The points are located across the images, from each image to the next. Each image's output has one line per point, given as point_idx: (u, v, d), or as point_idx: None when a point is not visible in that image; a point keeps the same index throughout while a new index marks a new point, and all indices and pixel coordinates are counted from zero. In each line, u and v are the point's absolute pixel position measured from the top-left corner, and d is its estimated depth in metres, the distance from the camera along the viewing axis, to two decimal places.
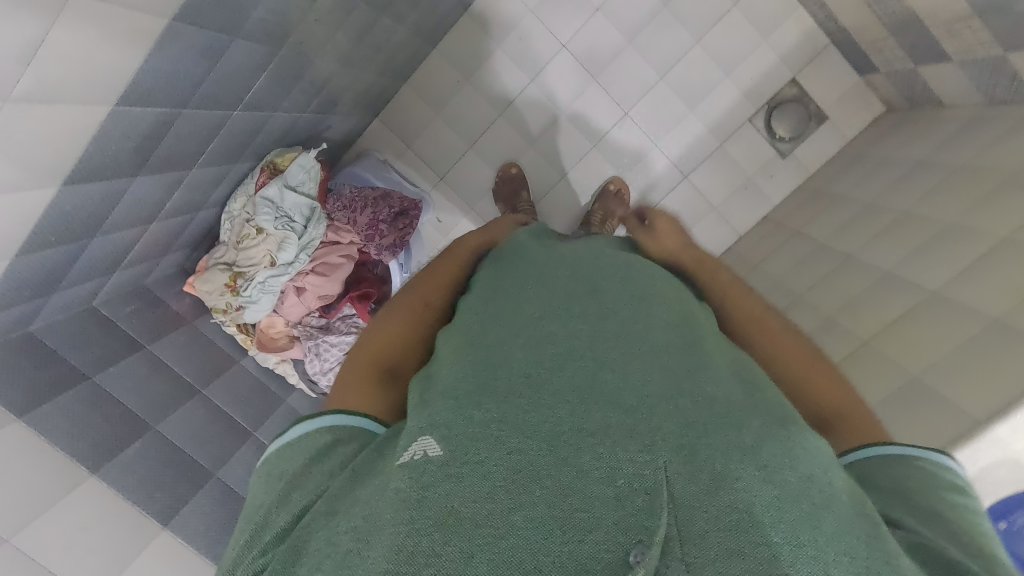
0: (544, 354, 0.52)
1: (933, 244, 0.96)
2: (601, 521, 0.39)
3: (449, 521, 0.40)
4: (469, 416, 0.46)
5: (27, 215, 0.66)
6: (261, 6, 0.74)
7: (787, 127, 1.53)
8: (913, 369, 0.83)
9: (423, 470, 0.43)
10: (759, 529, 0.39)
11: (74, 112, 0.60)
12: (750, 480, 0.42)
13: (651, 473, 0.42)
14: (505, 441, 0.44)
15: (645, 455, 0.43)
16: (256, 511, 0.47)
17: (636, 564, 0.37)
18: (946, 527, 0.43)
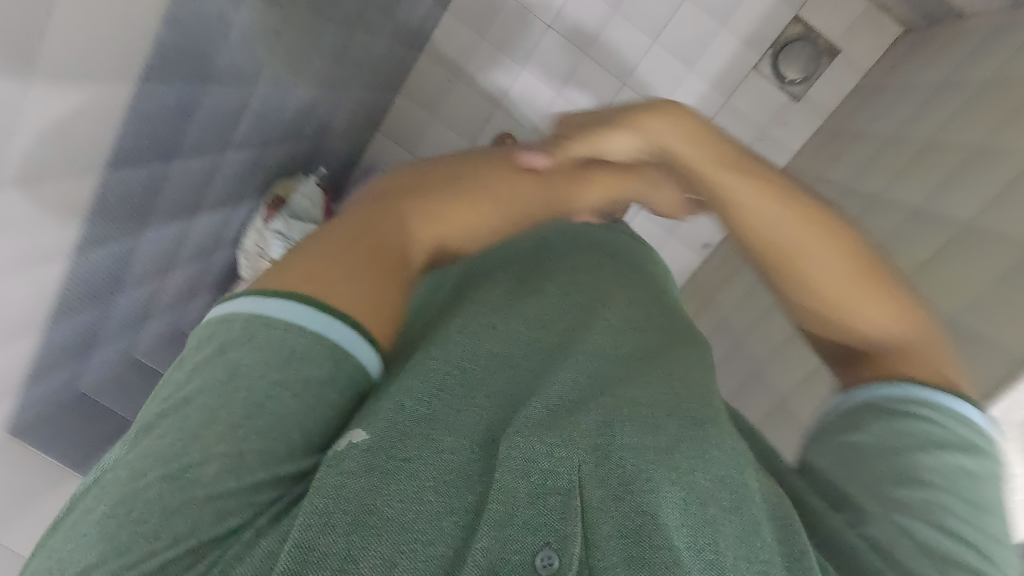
0: (471, 354, 0.50)
1: (957, 177, 0.90)
2: (514, 520, 0.39)
3: (367, 519, 0.38)
4: (401, 408, 0.43)
5: (49, 289, 0.71)
6: (228, 51, 0.75)
7: (796, 69, 1.44)
8: (948, 310, 0.78)
9: (351, 460, 0.40)
10: (664, 533, 0.39)
11: (66, 188, 0.63)
12: (660, 481, 0.41)
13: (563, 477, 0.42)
14: (435, 444, 0.42)
15: (564, 454, 0.42)
16: (142, 433, 0.40)
17: (543, 567, 0.38)
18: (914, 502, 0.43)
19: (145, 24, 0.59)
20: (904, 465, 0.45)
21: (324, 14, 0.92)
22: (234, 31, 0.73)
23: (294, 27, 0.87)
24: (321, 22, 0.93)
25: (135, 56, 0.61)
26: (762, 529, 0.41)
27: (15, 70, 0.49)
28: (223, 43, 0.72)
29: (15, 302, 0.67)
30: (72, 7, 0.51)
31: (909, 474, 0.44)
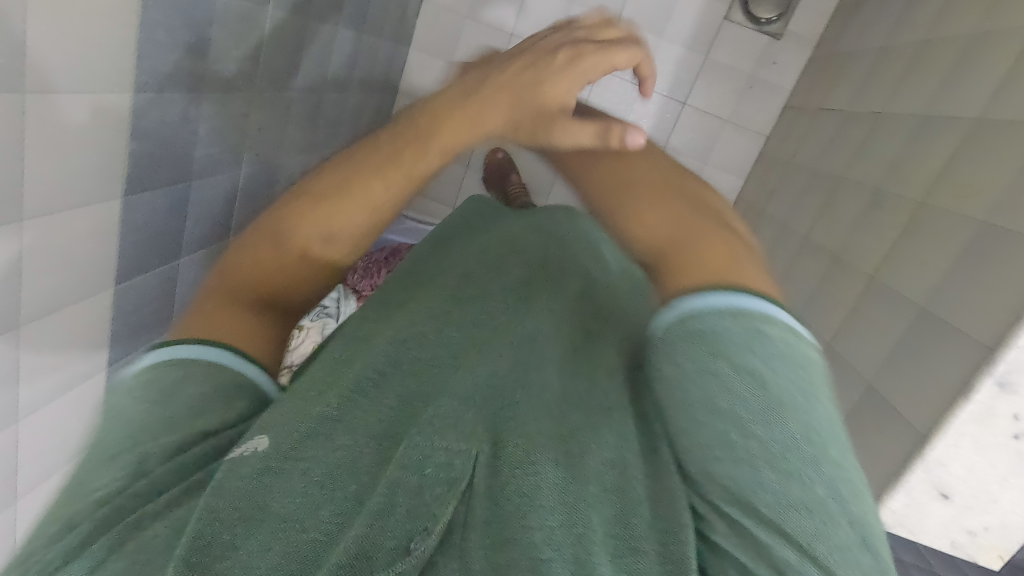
0: (394, 350, 0.46)
1: (958, 73, 0.84)
2: (390, 519, 0.34)
3: (255, 513, 0.35)
4: (298, 416, 0.41)
5: (93, 401, 0.76)
6: (202, 145, 0.79)
7: (769, 7, 1.40)
8: (978, 216, 0.71)
9: (243, 463, 0.38)
10: (535, 522, 0.32)
11: (87, 305, 0.68)
12: (542, 463, 0.35)
13: (445, 471, 0.36)
14: (335, 438, 0.39)
15: (458, 448, 0.37)
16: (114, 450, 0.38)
17: (415, 550, 0.33)
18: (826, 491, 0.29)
19: (115, 143, 0.63)
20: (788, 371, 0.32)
21: (288, 85, 0.96)
22: (201, 127, 0.77)
23: (262, 105, 0.90)
24: (285, 93, 0.96)
25: (113, 175, 0.64)
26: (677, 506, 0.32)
27: (10, 218, 0.54)
28: (195, 139, 0.76)
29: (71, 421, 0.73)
30: (46, 148, 0.55)
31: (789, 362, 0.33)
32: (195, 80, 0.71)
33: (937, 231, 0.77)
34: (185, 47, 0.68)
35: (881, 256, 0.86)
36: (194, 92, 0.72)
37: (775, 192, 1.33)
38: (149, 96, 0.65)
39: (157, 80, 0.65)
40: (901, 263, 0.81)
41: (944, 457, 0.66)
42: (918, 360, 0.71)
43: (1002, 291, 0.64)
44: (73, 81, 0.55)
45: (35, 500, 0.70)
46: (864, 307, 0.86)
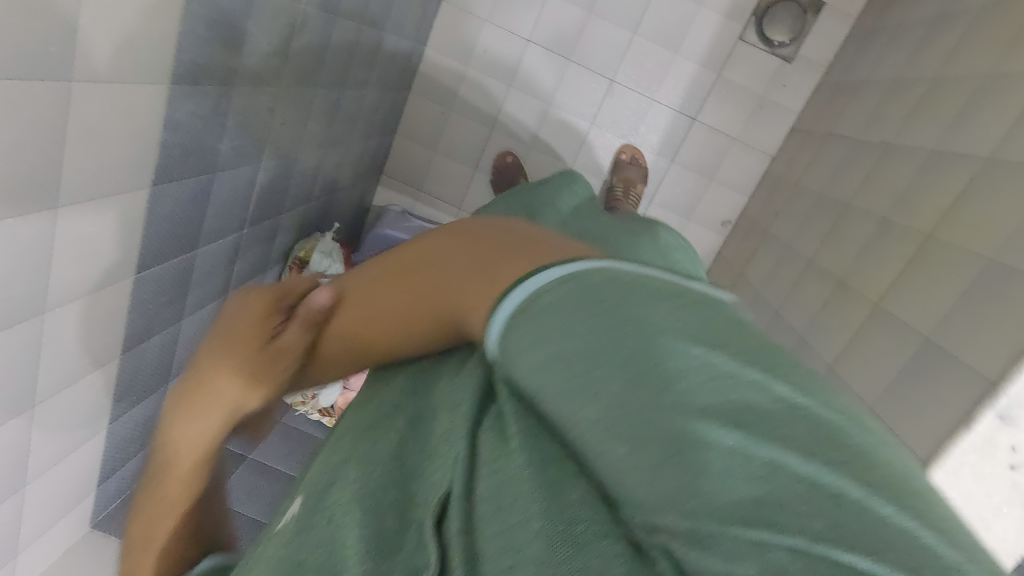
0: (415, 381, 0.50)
1: (971, 110, 0.87)
2: (399, 555, 0.37)
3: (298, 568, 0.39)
4: (337, 463, 0.46)
5: (106, 388, 0.75)
6: (229, 137, 0.79)
7: (784, 31, 1.42)
8: (986, 254, 0.73)
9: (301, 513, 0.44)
10: (529, 523, 0.32)
11: (110, 293, 0.68)
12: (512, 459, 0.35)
13: (436, 491, 0.38)
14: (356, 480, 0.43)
15: (446, 463, 0.39)
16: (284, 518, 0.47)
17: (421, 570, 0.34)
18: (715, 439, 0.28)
19: (150, 132, 0.63)
20: (613, 325, 0.32)
21: (313, 81, 0.96)
22: (230, 119, 0.76)
23: (287, 100, 0.90)
24: (310, 88, 0.96)
25: (144, 164, 0.64)
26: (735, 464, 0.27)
27: (46, 204, 0.53)
28: (223, 132, 0.76)
29: (83, 408, 0.72)
30: (86, 137, 0.55)
31: (613, 323, 0.32)
32: (229, 73, 0.72)
33: (945, 263, 0.80)
34: (222, 40, 0.68)
35: (888, 284, 0.89)
36: (226, 85, 0.72)
37: (780, 214, 1.36)
38: (185, 89, 0.65)
39: (193, 72, 0.66)
40: (906, 294, 0.84)
41: (942, 485, 0.68)
42: (921, 390, 0.74)
43: (1011, 329, 0.66)
44: (116, 70, 0.55)
45: (42, 483, 0.71)
46: (869, 332, 0.88)
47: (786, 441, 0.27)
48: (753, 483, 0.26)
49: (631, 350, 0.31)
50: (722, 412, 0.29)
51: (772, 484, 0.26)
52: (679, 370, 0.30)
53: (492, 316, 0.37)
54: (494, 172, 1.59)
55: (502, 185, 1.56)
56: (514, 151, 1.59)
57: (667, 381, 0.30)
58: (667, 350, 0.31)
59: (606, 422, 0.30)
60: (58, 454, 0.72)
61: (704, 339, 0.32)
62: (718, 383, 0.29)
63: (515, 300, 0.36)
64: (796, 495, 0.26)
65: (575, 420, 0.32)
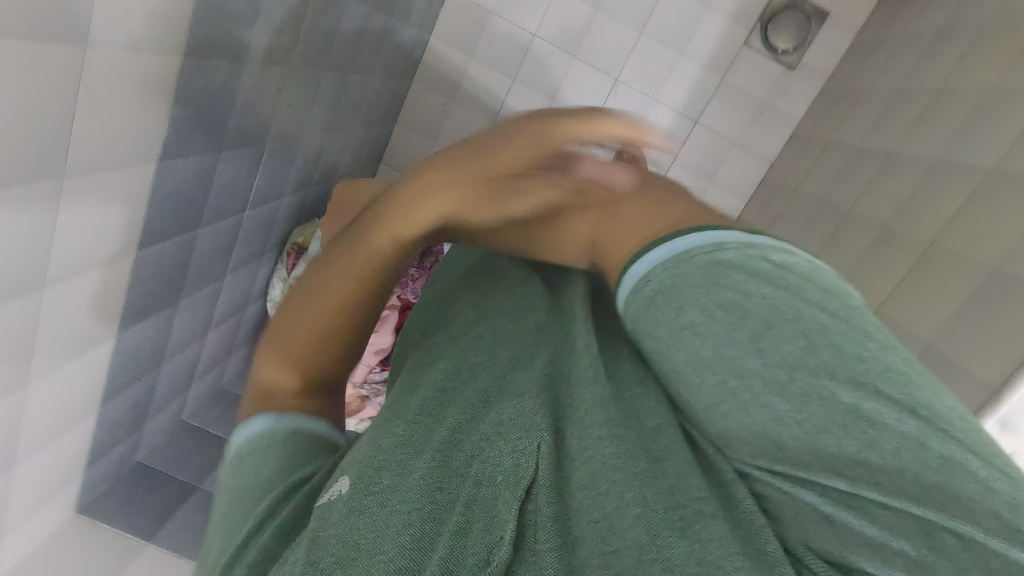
0: (454, 359, 0.47)
1: (976, 122, 0.88)
2: (466, 539, 0.34)
3: (348, 563, 0.35)
4: (377, 444, 0.41)
5: (99, 369, 0.73)
6: (236, 116, 0.77)
7: (787, 38, 1.44)
8: (989, 262, 0.74)
9: (327, 508, 0.38)
10: (638, 511, 0.33)
11: (108, 270, 0.65)
12: (592, 445, 0.37)
13: (515, 479, 0.36)
14: (409, 465, 0.39)
15: (522, 448, 0.37)
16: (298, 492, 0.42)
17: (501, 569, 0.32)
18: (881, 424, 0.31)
19: (160, 105, 0.61)
20: (783, 301, 0.36)
21: (321, 64, 0.94)
22: (239, 97, 0.74)
23: (294, 82, 0.88)
24: (318, 71, 0.94)
25: (152, 139, 0.62)
26: (924, 446, 0.30)
27: (52, 173, 0.51)
28: (231, 109, 0.74)
29: (75, 389, 0.70)
30: (96, 106, 0.53)
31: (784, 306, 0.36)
32: (240, 50, 0.70)
33: (947, 271, 0.81)
34: (235, 13, 0.66)
35: (890, 290, 0.90)
36: (237, 61, 0.70)
37: (779, 219, 1.37)
38: (196, 62, 0.63)
39: (206, 45, 0.64)
40: (908, 300, 0.85)
41: None
42: None
43: (1016, 338, 0.67)
44: (131, 38, 0.53)
45: (29, 464, 0.68)
46: None
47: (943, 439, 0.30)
48: (926, 468, 0.30)
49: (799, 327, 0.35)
50: (888, 389, 0.32)
51: (944, 475, 0.29)
52: (853, 354, 0.34)
53: (638, 259, 0.43)
54: None
55: None
56: None
57: (838, 361, 0.33)
58: (835, 336, 0.34)
59: (771, 384, 0.34)
60: (49, 434, 0.69)
61: (871, 338, 0.35)
62: (892, 377, 0.33)
63: (677, 253, 0.41)
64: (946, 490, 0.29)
65: (736, 376, 0.35)
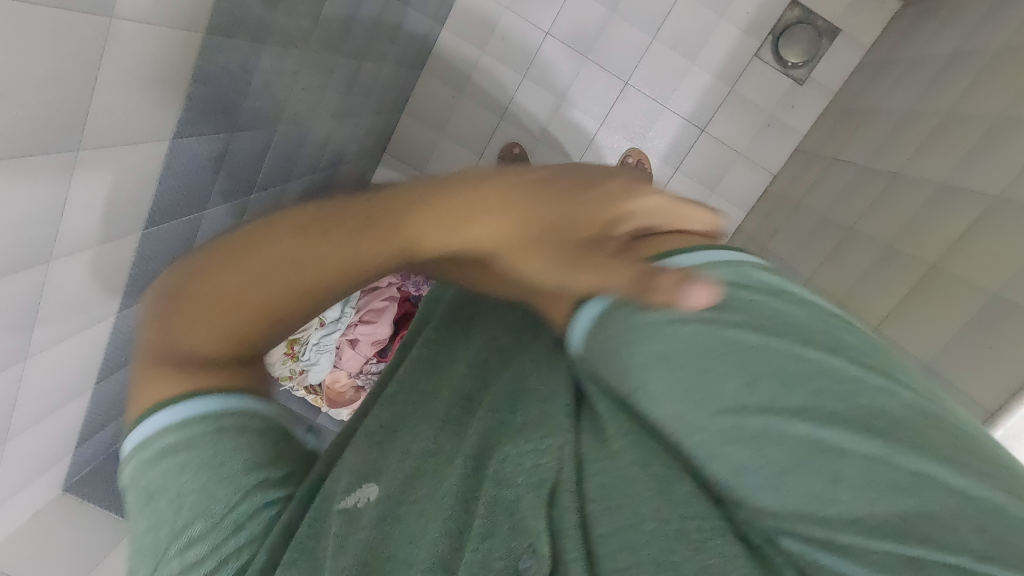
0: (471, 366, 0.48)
1: (983, 148, 0.90)
2: (492, 537, 0.34)
3: (379, 565, 0.35)
4: (405, 453, 0.41)
5: (99, 346, 0.71)
6: (252, 96, 0.76)
7: (798, 52, 1.45)
8: (992, 287, 0.76)
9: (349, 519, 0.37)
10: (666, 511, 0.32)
11: (115, 246, 0.64)
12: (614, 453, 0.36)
13: (537, 479, 0.36)
14: (441, 473, 0.39)
15: (545, 448, 0.38)
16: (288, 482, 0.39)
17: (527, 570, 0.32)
18: (866, 432, 0.30)
19: (180, 81, 0.60)
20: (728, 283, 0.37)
21: (337, 49, 0.93)
22: (256, 77, 0.73)
23: (310, 66, 0.87)
24: (333, 55, 0.93)
25: (168, 115, 0.61)
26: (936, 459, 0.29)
27: (68, 144, 0.50)
28: (248, 89, 0.73)
29: (74, 365, 0.68)
30: (117, 78, 0.52)
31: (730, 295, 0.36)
32: (262, 30, 0.69)
33: (949, 293, 0.82)
34: None
35: (890, 309, 0.91)
36: (258, 41, 0.69)
37: (780, 232, 1.38)
38: (217, 40, 0.62)
39: (228, 23, 0.62)
40: (908, 321, 0.87)
41: None
42: None
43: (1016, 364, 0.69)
44: (155, 9, 0.52)
45: (22, 439, 0.67)
46: None
47: (931, 430, 0.31)
48: (936, 488, 0.29)
49: (760, 319, 0.35)
50: (850, 387, 0.32)
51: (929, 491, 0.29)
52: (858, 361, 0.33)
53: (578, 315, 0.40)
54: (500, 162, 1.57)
55: None
56: (522, 143, 1.57)
57: (844, 369, 0.32)
58: (797, 336, 0.34)
59: (816, 391, 0.32)
60: (44, 411, 0.68)
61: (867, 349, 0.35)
62: (846, 375, 0.32)
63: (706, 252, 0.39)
64: (944, 483, 0.29)
65: (751, 387, 0.33)
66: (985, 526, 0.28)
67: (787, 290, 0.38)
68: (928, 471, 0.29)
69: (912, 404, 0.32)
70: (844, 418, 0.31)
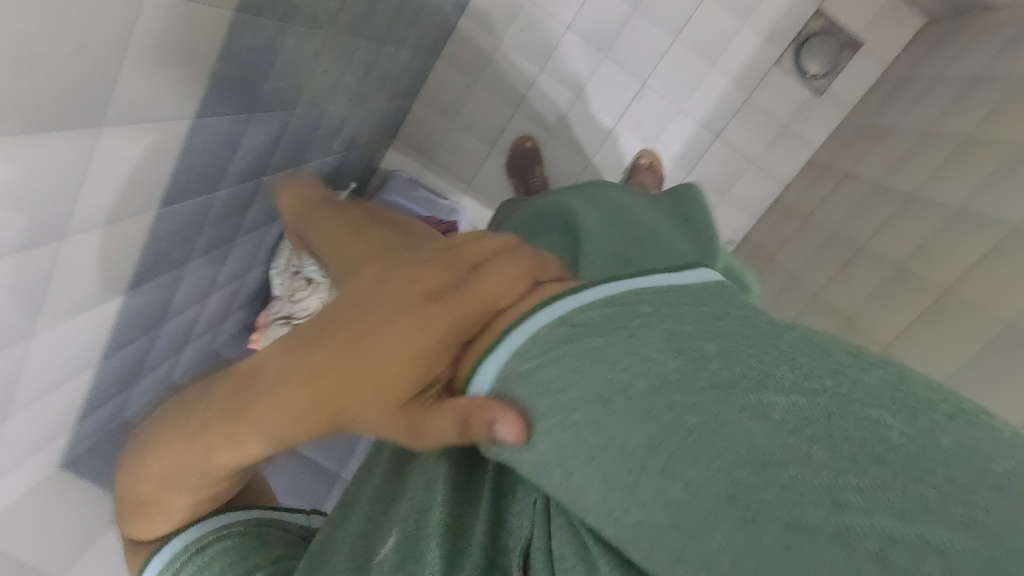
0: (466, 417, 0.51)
1: (1002, 176, 0.90)
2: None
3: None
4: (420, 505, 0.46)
5: (104, 324, 0.69)
6: (273, 77, 0.74)
7: (819, 64, 1.43)
8: (1004, 318, 0.76)
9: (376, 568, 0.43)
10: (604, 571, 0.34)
11: (129, 224, 0.62)
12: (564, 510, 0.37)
13: (520, 541, 0.40)
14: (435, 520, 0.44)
15: (526, 515, 0.41)
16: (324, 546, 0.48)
17: None
18: (726, 487, 0.29)
19: (206, 58, 0.58)
20: (558, 359, 0.36)
21: (359, 32, 0.91)
22: (280, 58, 0.71)
23: (332, 47, 0.84)
24: (355, 38, 0.91)
25: (192, 92, 0.59)
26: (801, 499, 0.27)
27: (92, 119, 0.49)
28: (270, 70, 0.71)
29: (78, 343, 0.67)
30: (145, 53, 0.50)
31: (536, 383, 0.36)
32: (289, 10, 0.67)
33: (960, 320, 0.83)
34: None
35: (897, 331, 0.92)
36: (284, 21, 0.67)
37: (789, 243, 1.37)
38: (245, 18, 0.60)
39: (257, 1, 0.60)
40: (915, 345, 0.87)
41: None
42: None
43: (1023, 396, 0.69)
44: None
45: (24, 415, 0.66)
46: None
47: (797, 456, 0.28)
48: (819, 532, 0.26)
49: (607, 392, 0.34)
50: (710, 437, 0.31)
51: (844, 538, 0.26)
52: (690, 402, 0.32)
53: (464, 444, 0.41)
54: (511, 155, 1.55)
55: (517, 170, 1.53)
56: (534, 138, 1.55)
57: (685, 431, 0.31)
58: (627, 392, 0.34)
59: (636, 469, 0.32)
60: (48, 386, 0.67)
61: (720, 377, 0.33)
62: (697, 431, 0.31)
63: (558, 317, 0.39)
64: (817, 535, 0.26)
65: (601, 450, 0.33)
66: (887, 556, 0.24)
67: (629, 337, 0.36)
68: (796, 517, 0.27)
69: (765, 427, 0.30)
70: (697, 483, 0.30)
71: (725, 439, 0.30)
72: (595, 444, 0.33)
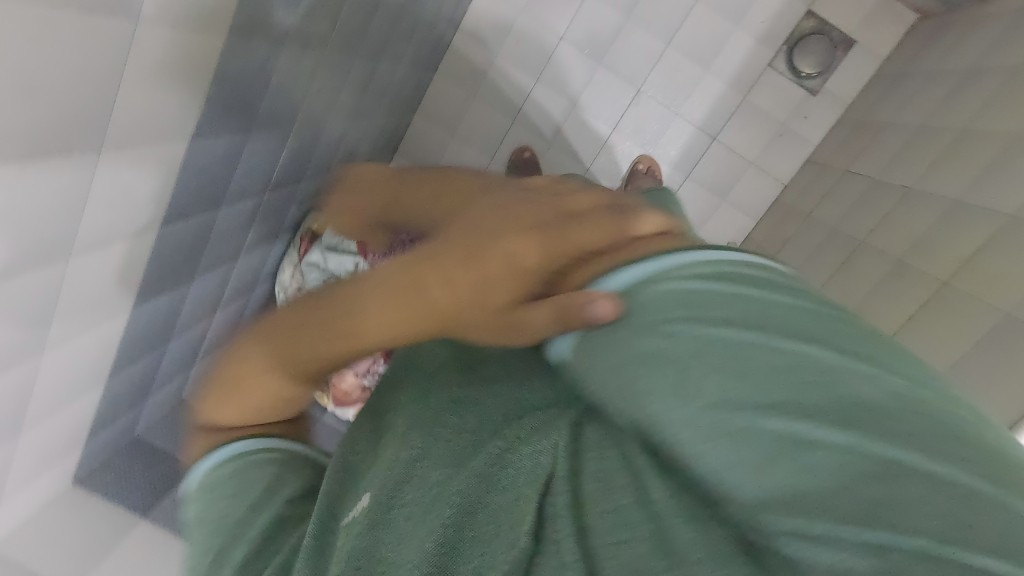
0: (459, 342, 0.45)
1: (995, 168, 0.90)
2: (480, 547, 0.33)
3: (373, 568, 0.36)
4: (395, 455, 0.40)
5: (110, 342, 0.71)
6: (269, 97, 0.76)
7: (812, 63, 1.44)
8: (1002, 308, 0.76)
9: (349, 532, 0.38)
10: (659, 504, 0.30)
11: (130, 244, 0.64)
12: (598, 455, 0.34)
13: (531, 476, 0.34)
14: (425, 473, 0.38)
15: (542, 444, 0.35)
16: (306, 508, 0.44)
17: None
18: (837, 424, 0.29)
19: (201, 82, 0.60)
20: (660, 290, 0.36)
21: (353, 50, 0.93)
22: (274, 79, 0.74)
23: (326, 66, 0.87)
24: (350, 56, 0.93)
25: (189, 115, 0.61)
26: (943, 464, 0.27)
27: (92, 143, 0.51)
28: (265, 91, 0.73)
29: (83, 362, 0.68)
30: (141, 80, 0.52)
31: (654, 316, 0.35)
32: (282, 33, 0.69)
33: (961, 312, 0.82)
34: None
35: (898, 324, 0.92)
36: (277, 44, 0.70)
37: (791, 242, 1.37)
38: (238, 42, 0.63)
39: (250, 26, 0.63)
40: (916, 338, 0.87)
41: None
42: None
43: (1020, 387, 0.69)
44: (181, 14, 0.52)
45: (35, 432, 0.68)
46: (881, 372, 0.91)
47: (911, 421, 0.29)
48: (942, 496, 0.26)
49: (722, 336, 0.33)
50: (803, 395, 0.30)
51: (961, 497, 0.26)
52: (809, 353, 0.31)
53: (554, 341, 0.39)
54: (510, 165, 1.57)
55: None
56: (532, 148, 1.56)
57: (802, 365, 0.31)
58: (775, 328, 0.33)
59: (786, 408, 0.29)
60: (57, 404, 0.69)
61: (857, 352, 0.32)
62: (823, 367, 0.31)
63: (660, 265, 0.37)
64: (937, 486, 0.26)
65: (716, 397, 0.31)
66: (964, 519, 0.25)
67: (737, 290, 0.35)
68: (896, 457, 0.27)
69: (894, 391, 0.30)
70: (816, 423, 0.29)
71: (850, 390, 0.30)
72: (705, 372, 0.32)
